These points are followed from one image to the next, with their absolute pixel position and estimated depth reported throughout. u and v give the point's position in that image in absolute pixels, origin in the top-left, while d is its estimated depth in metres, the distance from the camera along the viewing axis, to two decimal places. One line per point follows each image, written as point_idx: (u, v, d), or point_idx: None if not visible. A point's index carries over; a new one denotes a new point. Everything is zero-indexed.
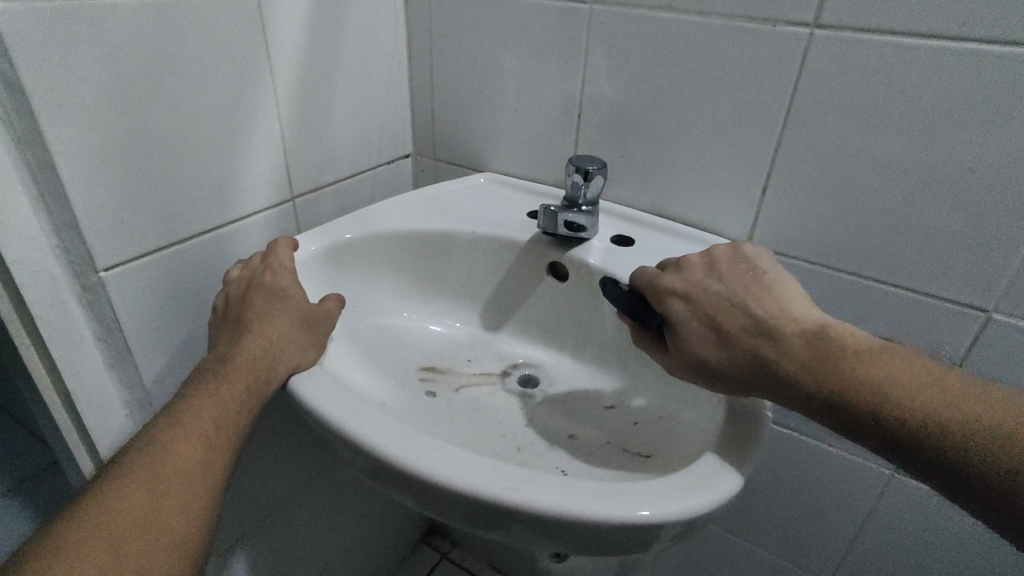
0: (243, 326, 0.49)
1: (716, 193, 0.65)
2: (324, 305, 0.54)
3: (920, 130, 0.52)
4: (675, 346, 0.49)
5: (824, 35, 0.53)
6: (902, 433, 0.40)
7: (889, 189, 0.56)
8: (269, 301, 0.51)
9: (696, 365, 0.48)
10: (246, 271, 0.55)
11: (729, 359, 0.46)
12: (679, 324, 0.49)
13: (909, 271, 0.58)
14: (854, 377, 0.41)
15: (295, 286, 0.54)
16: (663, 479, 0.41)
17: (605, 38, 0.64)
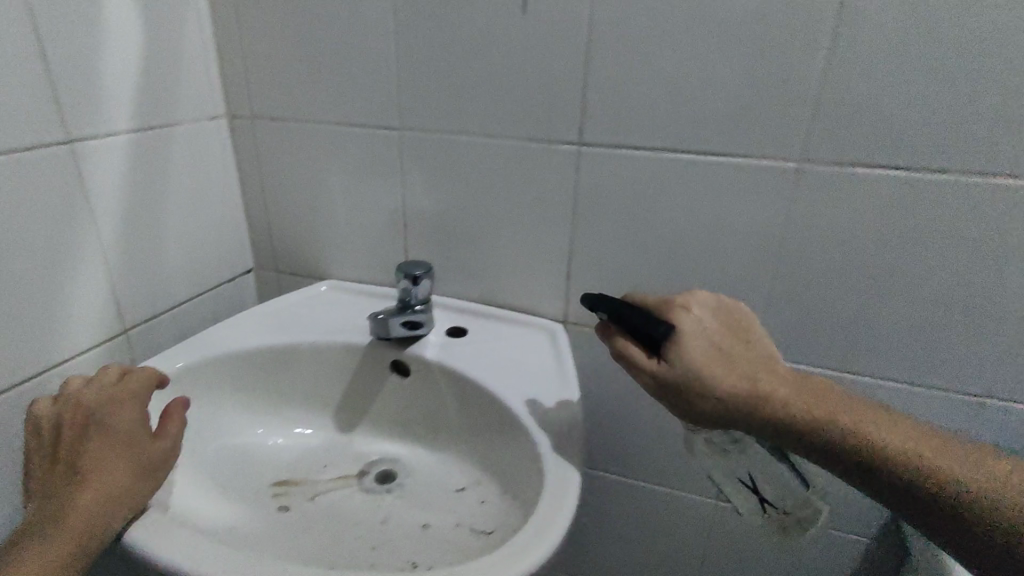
0: (80, 468, 0.48)
1: (532, 280, 0.74)
2: (168, 432, 0.53)
3: (671, 220, 0.65)
4: (678, 358, 0.48)
5: (589, 151, 0.65)
6: (875, 458, 0.46)
7: (661, 267, 0.68)
8: (100, 446, 0.50)
9: (695, 378, 0.47)
10: (84, 404, 0.52)
11: (730, 376, 0.47)
12: (684, 338, 0.48)
13: None
14: (832, 406, 0.48)
15: (134, 420, 0.52)
16: (514, 538, 0.48)
17: (416, 158, 0.72)
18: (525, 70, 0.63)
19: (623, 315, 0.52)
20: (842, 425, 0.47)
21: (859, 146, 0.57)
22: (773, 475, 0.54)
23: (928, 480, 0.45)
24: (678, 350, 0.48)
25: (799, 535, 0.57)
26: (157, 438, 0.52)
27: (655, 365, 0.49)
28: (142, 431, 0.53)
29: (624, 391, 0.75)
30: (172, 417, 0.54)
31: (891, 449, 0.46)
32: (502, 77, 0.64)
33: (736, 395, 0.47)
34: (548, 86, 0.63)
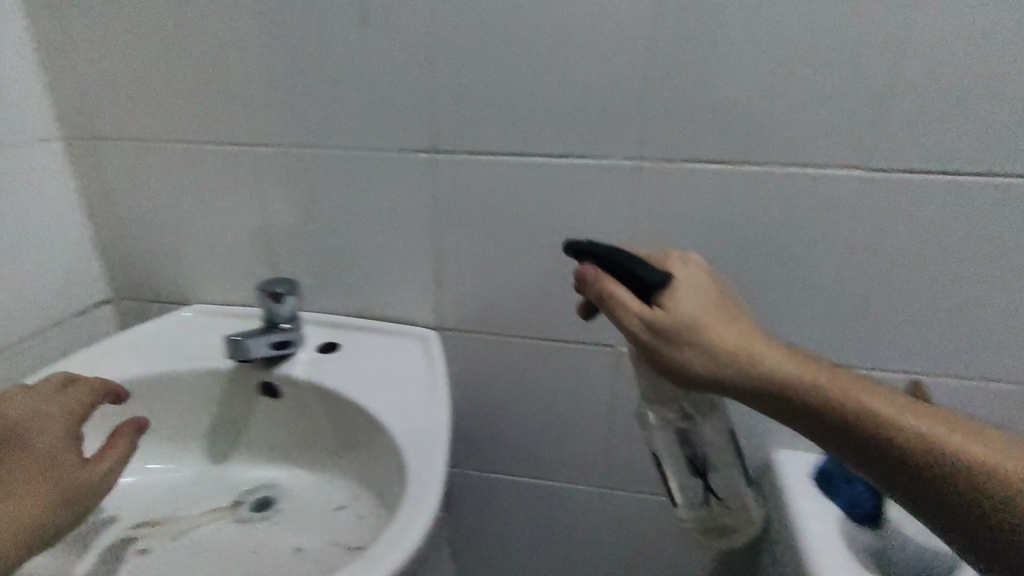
0: None
1: (404, 290, 0.73)
2: (100, 459, 0.51)
3: (529, 221, 0.66)
4: (670, 305, 0.45)
5: (443, 157, 0.65)
6: (881, 432, 0.41)
7: (526, 268, 0.68)
8: (22, 471, 0.49)
9: (683, 327, 0.44)
10: (10, 419, 0.51)
11: (721, 330, 0.44)
12: (678, 288, 0.46)
13: (561, 328, 0.71)
14: (836, 375, 0.43)
15: (57, 442, 0.51)
16: (374, 544, 0.47)
17: (274, 173, 0.70)
18: (371, 79, 0.63)
19: (607, 258, 0.46)
20: (844, 393, 0.42)
21: (688, 146, 0.60)
22: (727, 486, 0.57)
23: (940, 462, 0.40)
24: (670, 298, 0.45)
25: (720, 541, 0.60)
26: (84, 464, 0.51)
27: (642, 310, 0.44)
28: (72, 455, 0.51)
29: (504, 392, 0.76)
30: (114, 441, 0.53)
31: (900, 424, 0.41)
32: (348, 87, 0.64)
33: (724, 350, 0.44)
34: (395, 95, 0.63)
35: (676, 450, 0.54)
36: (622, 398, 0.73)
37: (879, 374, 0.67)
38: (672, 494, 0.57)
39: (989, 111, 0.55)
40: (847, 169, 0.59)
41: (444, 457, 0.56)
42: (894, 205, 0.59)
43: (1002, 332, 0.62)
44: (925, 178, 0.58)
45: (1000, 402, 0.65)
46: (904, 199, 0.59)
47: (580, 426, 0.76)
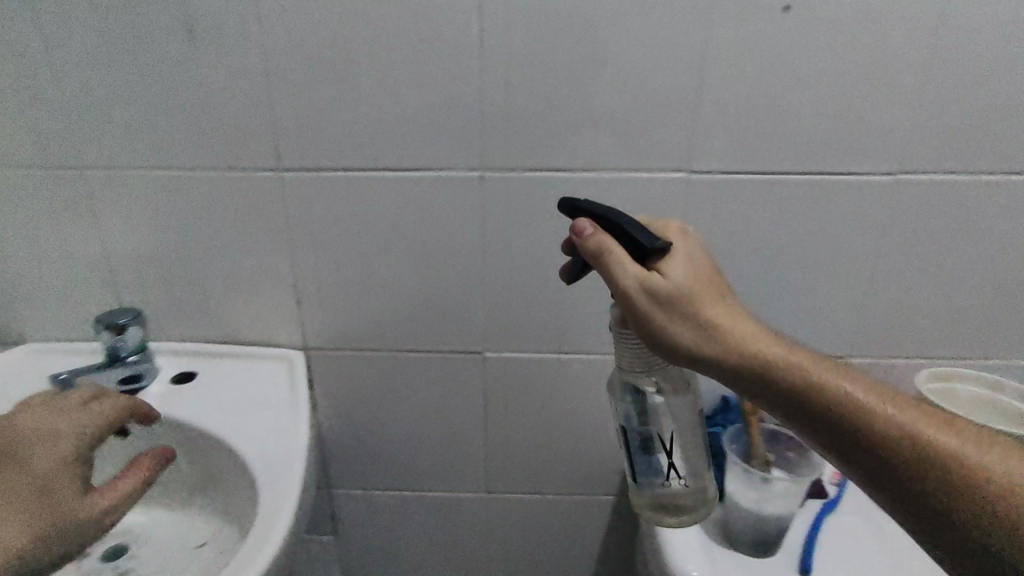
0: None
1: (263, 312, 0.71)
2: (99, 497, 0.46)
3: (384, 235, 0.66)
4: (669, 274, 0.43)
5: (289, 175, 0.64)
6: (861, 421, 0.42)
7: (385, 282, 0.68)
8: (21, 497, 0.45)
9: (680, 297, 0.43)
10: (14, 436, 0.49)
11: (713, 306, 0.44)
12: (679, 259, 0.44)
13: (426, 339, 0.71)
14: (820, 363, 0.44)
15: (49, 464, 0.47)
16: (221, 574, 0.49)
17: (108, 199, 0.66)
18: (208, 97, 0.61)
19: (607, 219, 0.44)
20: (828, 382, 0.43)
21: (525, 153, 0.61)
22: (688, 465, 0.52)
23: (917, 454, 0.41)
24: (670, 268, 0.44)
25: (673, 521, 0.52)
26: (81, 498, 0.46)
27: (641, 274, 0.43)
28: (78, 484, 0.47)
29: (377, 407, 0.75)
30: (119, 477, 0.48)
31: (880, 414, 0.42)
32: (184, 107, 0.62)
33: (714, 326, 0.43)
34: (234, 114, 0.62)
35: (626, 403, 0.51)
36: (493, 404, 0.74)
37: None
38: (625, 446, 0.53)
39: (798, 113, 0.58)
40: (675, 170, 0.61)
41: (299, 474, 0.58)
42: (723, 202, 0.62)
43: (826, 315, 0.68)
44: (749, 176, 0.61)
45: None
46: (733, 197, 0.62)
47: (456, 435, 0.76)
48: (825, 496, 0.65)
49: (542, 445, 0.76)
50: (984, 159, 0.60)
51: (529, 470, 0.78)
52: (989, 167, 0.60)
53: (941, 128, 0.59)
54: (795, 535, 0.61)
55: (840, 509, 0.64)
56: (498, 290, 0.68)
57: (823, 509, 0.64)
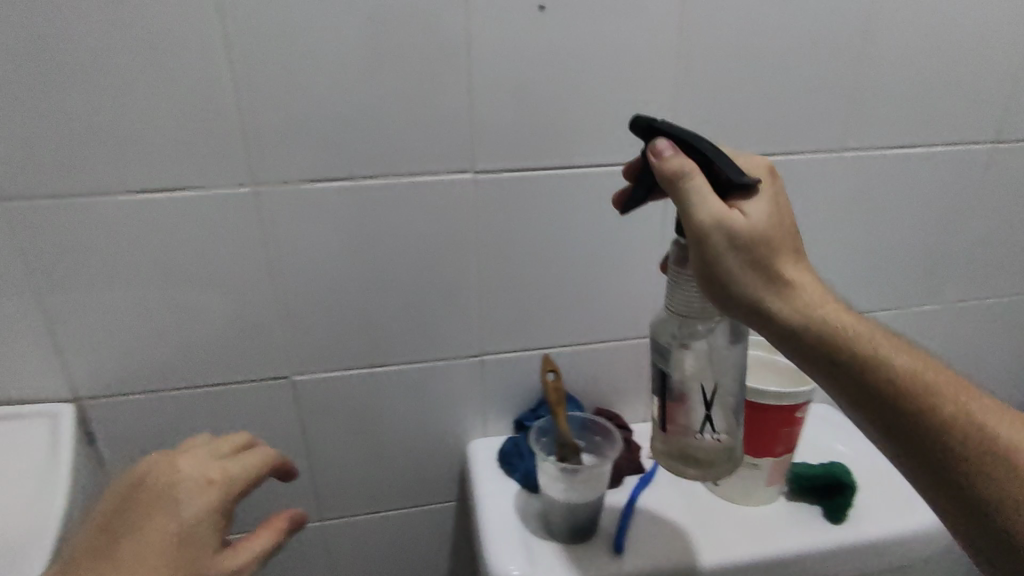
0: (130, 549, 0.44)
1: (14, 366, 0.61)
2: (229, 562, 0.47)
3: (150, 264, 0.59)
4: (747, 214, 0.44)
5: (15, 207, 0.55)
6: (901, 390, 0.43)
7: (162, 314, 0.62)
8: (170, 550, 0.45)
9: (756, 239, 0.43)
10: (175, 475, 0.48)
11: (784, 258, 0.45)
12: (760, 198, 0.45)
13: (222, 370, 0.66)
14: (872, 331, 0.45)
15: (204, 514, 0.47)
16: None
17: None
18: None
19: (691, 145, 0.44)
20: (874, 347, 0.44)
21: (298, 165, 0.57)
22: (723, 420, 0.53)
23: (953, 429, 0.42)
24: (749, 206, 0.44)
25: (687, 472, 0.53)
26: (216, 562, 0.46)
27: (723, 210, 0.43)
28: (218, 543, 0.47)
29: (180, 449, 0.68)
30: (254, 540, 0.49)
31: (924, 384, 0.43)
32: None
33: (778, 275, 0.44)
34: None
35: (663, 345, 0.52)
36: (310, 429, 0.70)
37: (548, 351, 0.70)
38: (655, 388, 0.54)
39: (571, 109, 0.60)
40: (457, 172, 0.60)
41: (57, 524, 0.56)
42: (512, 199, 0.62)
43: (633, 301, 0.70)
44: (533, 173, 0.62)
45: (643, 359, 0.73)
46: (521, 194, 0.62)
47: None
48: (641, 472, 0.68)
49: (372, 462, 0.73)
50: (739, 142, 0.65)
51: (361, 490, 0.74)
52: (745, 149, 0.66)
53: (697, 116, 0.63)
54: (610, 515, 0.63)
55: (654, 483, 0.67)
56: (294, 309, 0.64)
57: (637, 485, 0.66)
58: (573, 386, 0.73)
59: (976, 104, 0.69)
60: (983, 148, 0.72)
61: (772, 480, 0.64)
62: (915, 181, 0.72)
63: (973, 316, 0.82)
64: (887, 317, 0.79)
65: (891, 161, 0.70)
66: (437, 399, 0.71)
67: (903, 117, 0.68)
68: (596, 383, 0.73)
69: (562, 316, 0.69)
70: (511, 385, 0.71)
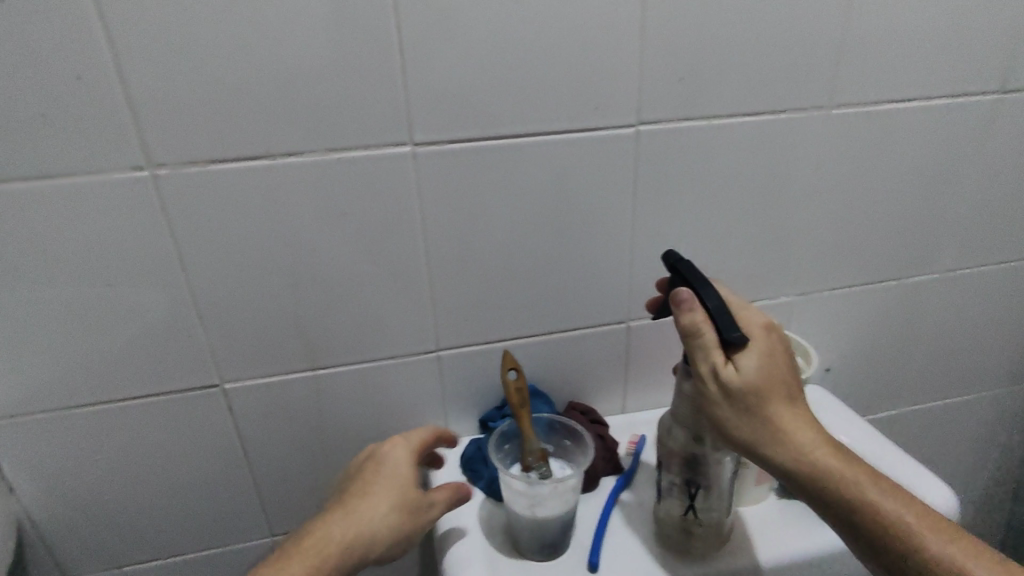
0: (350, 493, 0.50)
1: None
2: (430, 497, 0.52)
3: (37, 265, 0.51)
4: (740, 366, 0.46)
5: None
6: (890, 536, 0.44)
7: (61, 322, 0.54)
8: (390, 491, 0.50)
9: (748, 390, 0.46)
10: (369, 447, 0.55)
11: (777, 403, 0.46)
12: (755, 350, 0.47)
13: (139, 380, 0.58)
14: (865, 475, 0.46)
15: (403, 459, 0.53)
16: None
17: None
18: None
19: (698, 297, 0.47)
20: (862, 494, 0.45)
21: (202, 144, 0.49)
22: (710, 505, 0.52)
23: None
24: (744, 357, 0.47)
25: (672, 547, 0.54)
26: (425, 502, 0.51)
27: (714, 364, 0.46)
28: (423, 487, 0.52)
29: (103, 468, 0.61)
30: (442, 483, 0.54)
31: (908, 533, 0.43)
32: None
33: (769, 422, 0.46)
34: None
35: (677, 451, 0.52)
36: (251, 441, 0.63)
37: (511, 344, 0.63)
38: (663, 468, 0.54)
39: (521, 69, 0.52)
40: (394, 145, 0.52)
41: None
42: (458, 174, 0.54)
43: (604, 284, 0.63)
44: (482, 144, 0.54)
45: (618, 346, 0.67)
46: (469, 168, 0.54)
47: (213, 481, 0.64)
48: (618, 471, 0.62)
49: (324, 471, 0.66)
50: (715, 100, 0.57)
51: (314, 500, 0.68)
52: (723, 109, 0.58)
53: (667, 72, 0.55)
54: (585, 525, 0.57)
55: (632, 484, 0.61)
56: (215, 308, 0.56)
57: (614, 487, 0.60)
58: (542, 379, 0.66)
59: (979, 50, 0.62)
60: (984, 101, 0.65)
61: (762, 479, 0.57)
62: (913, 138, 0.65)
63: (973, 284, 0.76)
64: (884, 289, 0.73)
65: (886, 117, 0.63)
66: (391, 402, 0.64)
67: (898, 67, 0.61)
68: (567, 375, 0.67)
69: (525, 304, 0.62)
70: (472, 383, 0.64)
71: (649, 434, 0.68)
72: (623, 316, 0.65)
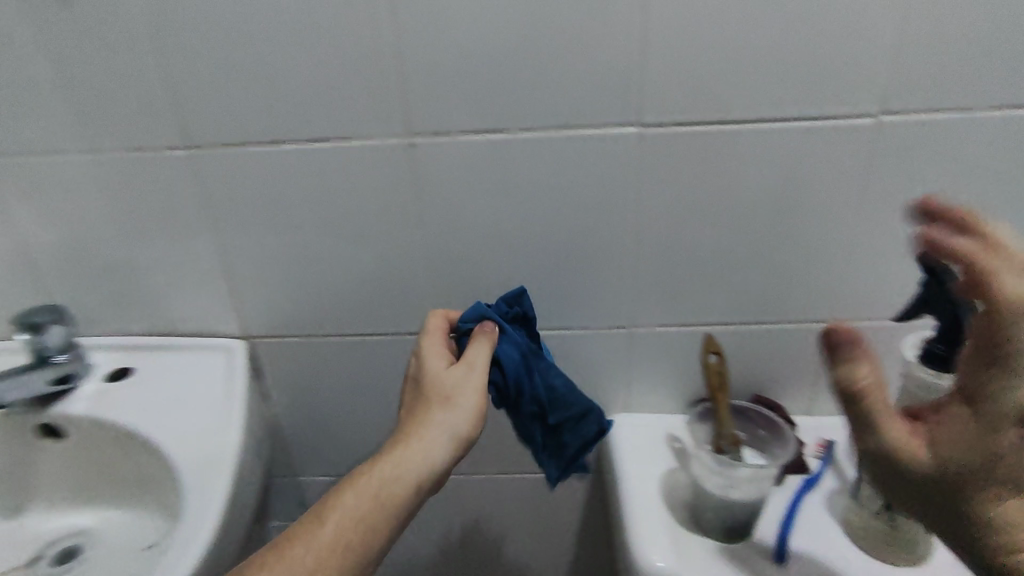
0: (404, 421, 0.54)
1: (196, 300, 0.66)
2: (473, 379, 0.54)
3: (312, 213, 0.59)
4: (930, 447, 0.42)
5: (204, 153, 0.57)
6: None
7: (320, 263, 0.62)
8: (424, 398, 0.54)
9: (928, 474, 0.42)
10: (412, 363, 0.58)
11: (975, 493, 0.41)
12: (970, 434, 0.40)
13: (371, 321, 0.66)
14: None
15: (440, 359, 0.55)
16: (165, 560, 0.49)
17: (19, 192, 0.60)
18: (90, 67, 0.54)
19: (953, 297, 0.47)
20: None
21: (458, 115, 0.54)
22: None
23: None
24: (941, 438, 0.41)
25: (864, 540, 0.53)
26: (457, 391, 0.53)
27: (893, 435, 0.42)
28: (451, 369, 0.54)
29: (333, 391, 0.71)
30: (475, 347, 0.55)
31: None
32: (61, 81, 0.55)
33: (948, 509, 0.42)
34: (119, 87, 0.54)
35: None
36: None
37: (703, 329, 0.64)
38: None
39: (766, 52, 0.51)
40: (620, 126, 0.54)
41: (234, 448, 0.58)
42: (682, 155, 0.55)
43: (813, 279, 0.61)
44: (708, 127, 0.54)
45: (815, 347, 0.64)
46: (691, 151, 0.55)
47: None
48: (805, 473, 0.60)
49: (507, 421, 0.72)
50: (980, 92, 0.52)
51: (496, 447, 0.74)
52: (986, 101, 0.52)
53: (928, 60, 0.51)
54: (770, 515, 0.56)
55: (819, 487, 0.59)
56: (440, 266, 0.62)
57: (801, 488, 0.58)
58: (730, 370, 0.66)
59: None
60: None
61: None
62: None
63: None
64: None
65: None
66: (579, 370, 0.67)
67: None
68: (755, 367, 0.65)
69: (723, 291, 0.62)
70: (658, 360, 0.66)
71: (838, 440, 0.65)
72: (827, 315, 0.62)
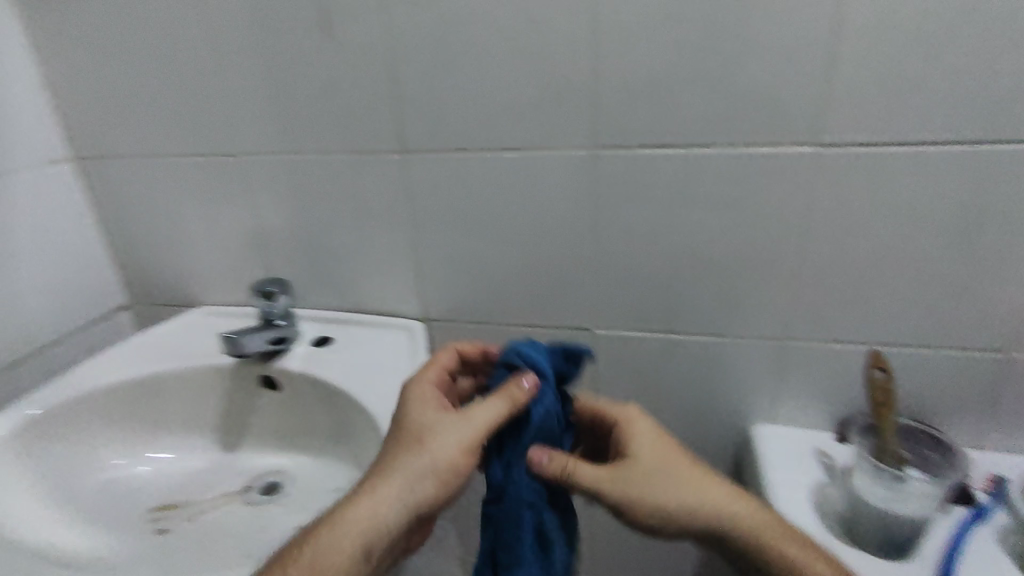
0: (372, 471, 0.52)
1: (386, 283, 0.76)
2: (457, 436, 0.52)
3: (496, 213, 0.67)
4: (624, 460, 0.55)
5: (415, 157, 0.67)
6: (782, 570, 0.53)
7: (496, 258, 0.70)
8: (397, 448, 0.53)
9: (637, 473, 0.54)
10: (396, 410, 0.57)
11: (670, 472, 0.55)
12: (634, 440, 0.56)
13: (535, 314, 0.72)
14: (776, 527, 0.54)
15: (422, 411, 0.54)
16: None
17: (264, 183, 0.73)
18: (335, 83, 0.65)
19: None
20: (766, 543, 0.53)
21: (641, 131, 0.60)
22: None
23: None
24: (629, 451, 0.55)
25: None
26: (428, 442, 0.52)
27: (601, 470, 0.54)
28: (438, 420, 0.53)
29: None
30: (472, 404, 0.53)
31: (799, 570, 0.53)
32: (311, 95, 0.67)
33: (666, 496, 0.53)
34: (356, 100, 0.65)
35: None
36: (600, 383, 0.74)
37: (863, 348, 0.64)
38: None
39: (958, 79, 0.52)
40: (798, 145, 0.57)
41: None
42: (858, 176, 0.57)
43: (990, 307, 0.59)
44: (889, 150, 0.55)
45: (984, 377, 0.62)
46: (869, 171, 0.57)
47: None
48: (971, 507, 0.60)
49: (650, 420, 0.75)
50: None
51: None
52: None
53: None
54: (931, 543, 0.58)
55: (987, 523, 0.59)
56: (604, 268, 0.67)
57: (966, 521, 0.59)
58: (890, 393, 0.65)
59: None
60: None
61: None
62: None
63: None
64: None
65: None
66: (728, 377, 0.69)
67: None
68: (918, 392, 0.64)
69: (887, 312, 0.62)
70: (811, 374, 0.67)
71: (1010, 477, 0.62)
72: (1003, 346, 0.60)
